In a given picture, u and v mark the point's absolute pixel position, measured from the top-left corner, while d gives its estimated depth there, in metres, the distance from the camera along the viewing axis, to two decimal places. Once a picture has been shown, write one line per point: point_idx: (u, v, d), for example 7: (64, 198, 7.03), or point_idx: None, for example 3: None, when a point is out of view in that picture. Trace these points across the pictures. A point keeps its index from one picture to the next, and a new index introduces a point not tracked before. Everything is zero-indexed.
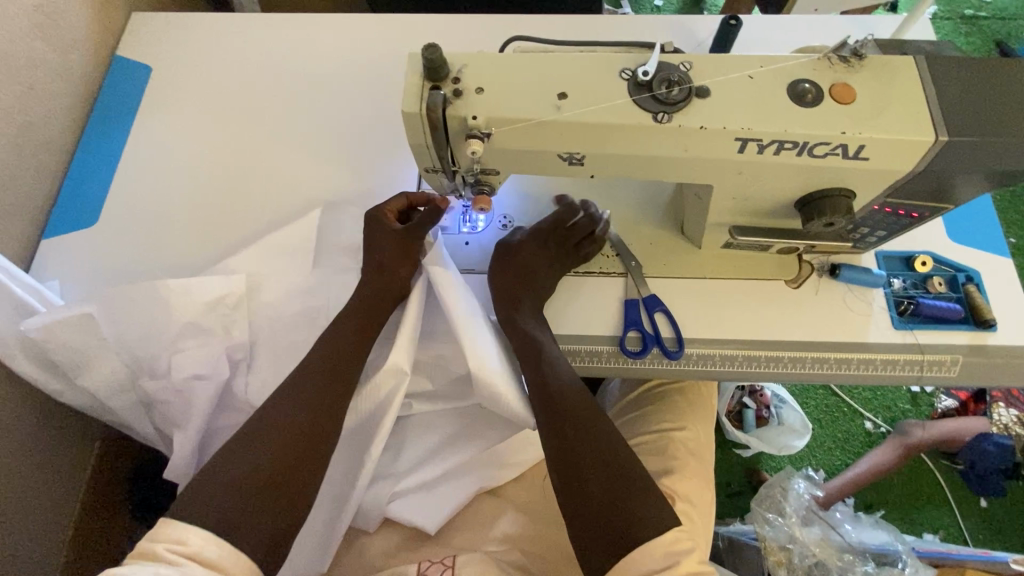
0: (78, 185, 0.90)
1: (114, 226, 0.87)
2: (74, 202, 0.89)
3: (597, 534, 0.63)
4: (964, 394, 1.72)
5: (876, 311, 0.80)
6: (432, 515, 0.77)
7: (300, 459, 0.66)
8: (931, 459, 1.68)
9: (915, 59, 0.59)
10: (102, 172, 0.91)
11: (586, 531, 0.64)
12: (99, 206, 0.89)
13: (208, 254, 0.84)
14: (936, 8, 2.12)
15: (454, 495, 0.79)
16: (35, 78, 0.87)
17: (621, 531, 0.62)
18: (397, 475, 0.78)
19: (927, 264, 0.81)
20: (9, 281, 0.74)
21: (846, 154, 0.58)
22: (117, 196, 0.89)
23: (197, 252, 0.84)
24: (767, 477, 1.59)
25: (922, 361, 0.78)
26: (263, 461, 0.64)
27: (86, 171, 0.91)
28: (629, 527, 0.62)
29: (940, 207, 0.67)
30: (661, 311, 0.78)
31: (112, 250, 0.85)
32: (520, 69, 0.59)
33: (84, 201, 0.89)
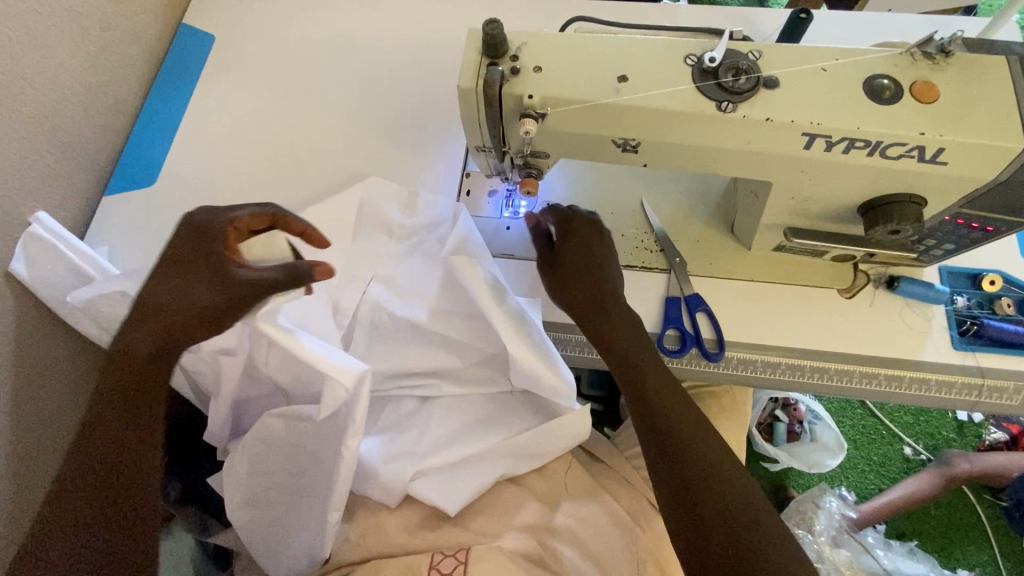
0: (140, 147, 0.94)
1: (170, 188, 0.90)
2: (135, 163, 0.93)
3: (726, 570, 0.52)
4: (1015, 428, 1.62)
5: (934, 330, 0.75)
6: (453, 496, 0.72)
7: (122, 482, 0.56)
8: (973, 493, 1.59)
9: (1008, 60, 0.55)
10: (162, 136, 0.94)
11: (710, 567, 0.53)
12: (157, 169, 0.92)
13: None
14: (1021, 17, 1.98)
15: (476, 478, 0.74)
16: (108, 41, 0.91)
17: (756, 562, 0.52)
18: (419, 454, 0.75)
19: (996, 284, 0.76)
20: (64, 248, 0.79)
21: (922, 157, 0.55)
22: (175, 159, 0.92)
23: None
24: (794, 494, 1.54)
25: (981, 385, 0.73)
26: (86, 461, 0.56)
27: (148, 134, 0.95)
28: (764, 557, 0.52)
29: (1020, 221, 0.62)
30: (703, 311, 0.76)
31: (167, 211, 0.88)
32: (580, 49, 0.57)
33: (143, 162, 0.92)
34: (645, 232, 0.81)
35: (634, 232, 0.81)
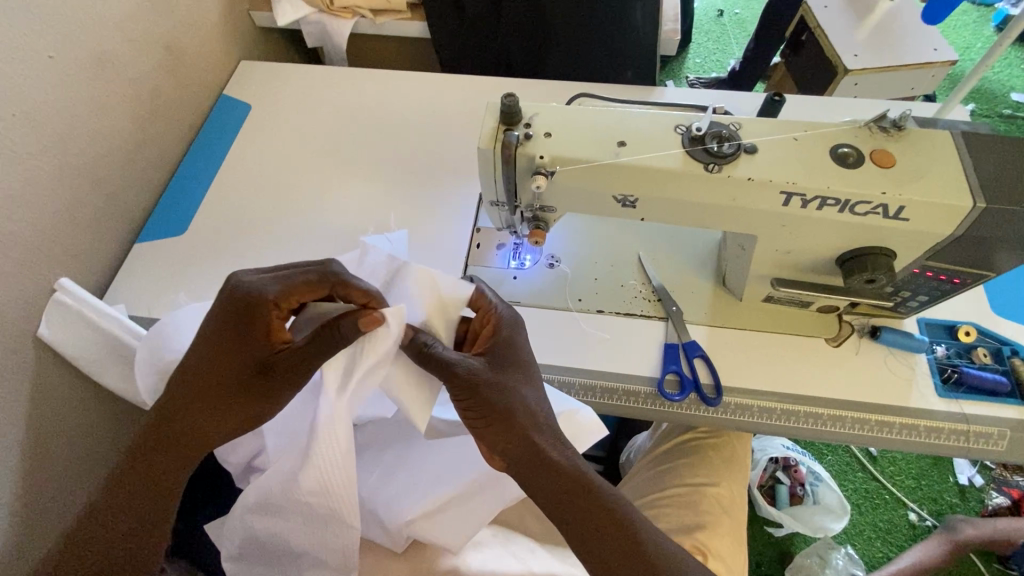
0: (172, 200, 1.01)
1: (197, 236, 0.96)
2: (166, 214, 0.99)
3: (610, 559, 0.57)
4: (1017, 493, 1.61)
5: (918, 377, 0.80)
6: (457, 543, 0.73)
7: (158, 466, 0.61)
8: (983, 562, 1.57)
9: (951, 135, 0.64)
10: (194, 190, 1.02)
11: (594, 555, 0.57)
12: (187, 219, 0.98)
13: (277, 269, 0.91)
14: (976, 106, 2.20)
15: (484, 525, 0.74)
16: (156, 108, 1.01)
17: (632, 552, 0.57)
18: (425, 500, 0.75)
19: (971, 335, 0.81)
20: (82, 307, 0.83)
21: (886, 214, 0.62)
22: (204, 211, 0.99)
23: (270, 268, 0.91)
24: (799, 560, 1.49)
25: (968, 431, 0.77)
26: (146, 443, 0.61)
27: (181, 188, 1.02)
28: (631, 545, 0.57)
29: (982, 274, 0.69)
30: (700, 357, 0.80)
31: (191, 257, 0.93)
32: (584, 119, 0.66)
33: (178, 214, 0.99)
34: (644, 283, 0.87)
35: (633, 283, 0.87)
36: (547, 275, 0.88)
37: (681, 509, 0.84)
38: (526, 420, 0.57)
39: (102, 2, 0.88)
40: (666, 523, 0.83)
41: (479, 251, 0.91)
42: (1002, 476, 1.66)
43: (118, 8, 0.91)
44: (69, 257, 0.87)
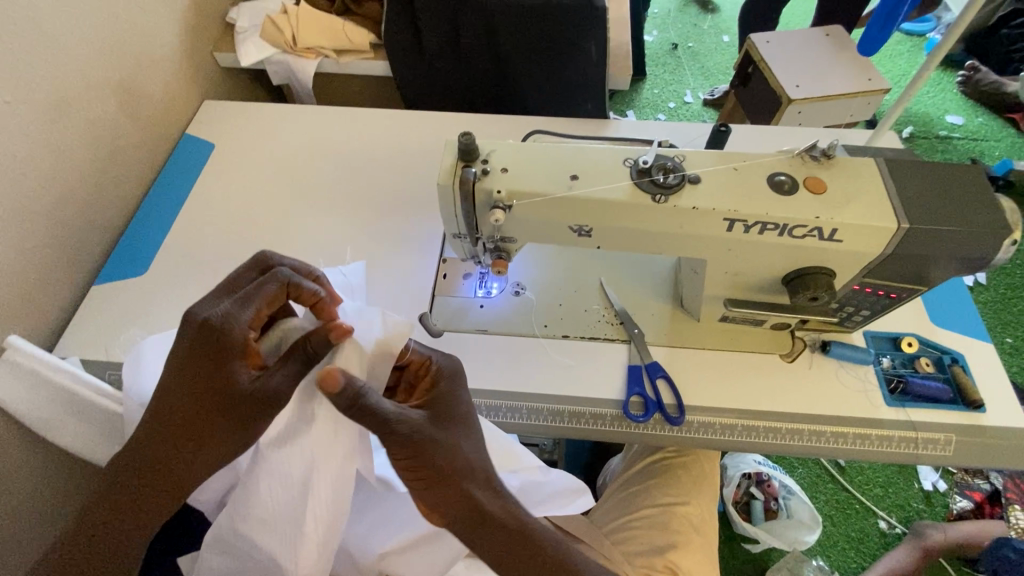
0: (131, 240, 1.00)
1: (158, 275, 0.94)
2: (125, 253, 0.98)
3: None
4: (978, 495, 1.67)
5: (868, 388, 0.83)
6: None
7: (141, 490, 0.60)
8: (952, 565, 1.61)
9: (875, 162, 0.69)
10: (155, 229, 1.01)
11: None
12: (148, 259, 0.97)
13: None
14: (913, 129, 2.35)
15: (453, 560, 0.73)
16: (117, 150, 1.01)
17: None
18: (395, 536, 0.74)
19: (913, 345, 0.86)
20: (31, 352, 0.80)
21: (821, 236, 0.67)
22: (165, 250, 0.98)
23: None
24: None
25: (916, 438, 0.80)
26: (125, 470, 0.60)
27: (141, 228, 1.01)
28: None
29: (914, 288, 0.74)
30: (662, 378, 0.83)
31: (152, 297, 0.92)
32: (538, 155, 0.69)
33: (138, 254, 0.98)
34: (606, 307, 0.89)
35: (596, 308, 0.90)
36: (512, 303, 0.90)
37: (653, 530, 0.85)
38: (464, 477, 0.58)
39: (61, 49, 0.88)
40: (638, 545, 0.83)
41: (445, 281, 0.93)
42: (963, 479, 1.72)
43: (78, 55, 0.91)
44: (22, 302, 0.85)
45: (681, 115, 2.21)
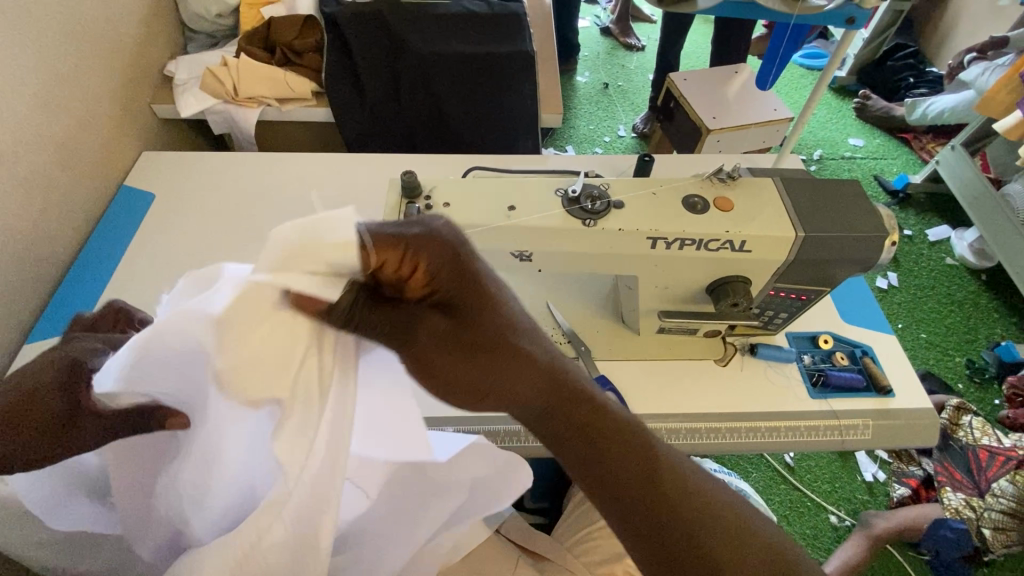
0: (67, 294, 0.97)
1: None
2: (61, 308, 0.95)
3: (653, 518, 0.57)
4: (915, 482, 1.79)
5: (793, 383, 0.92)
6: None
7: None
8: (899, 551, 1.71)
9: (773, 181, 0.79)
10: (94, 281, 0.98)
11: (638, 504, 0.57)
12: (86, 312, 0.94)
13: None
14: (822, 152, 2.61)
15: None
16: (51, 206, 0.99)
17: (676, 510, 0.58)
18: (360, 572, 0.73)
19: (829, 341, 0.96)
20: None
21: (733, 247, 0.75)
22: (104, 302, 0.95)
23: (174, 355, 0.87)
24: None
25: (839, 425, 0.89)
26: None
27: (79, 281, 0.98)
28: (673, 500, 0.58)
29: (820, 289, 0.83)
30: (610, 390, 0.87)
31: None
32: (476, 189, 0.75)
33: (75, 308, 0.95)
34: (554, 328, 0.94)
35: (544, 328, 0.94)
36: None
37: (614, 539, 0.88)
38: (523, 366, 0.55)
39: None
40: (599, 555, 0.86)
41: None
42: (899, 468, 1.84)
43: (9, 112, 0.90)
44: None
45: (615, 147, 2.36)
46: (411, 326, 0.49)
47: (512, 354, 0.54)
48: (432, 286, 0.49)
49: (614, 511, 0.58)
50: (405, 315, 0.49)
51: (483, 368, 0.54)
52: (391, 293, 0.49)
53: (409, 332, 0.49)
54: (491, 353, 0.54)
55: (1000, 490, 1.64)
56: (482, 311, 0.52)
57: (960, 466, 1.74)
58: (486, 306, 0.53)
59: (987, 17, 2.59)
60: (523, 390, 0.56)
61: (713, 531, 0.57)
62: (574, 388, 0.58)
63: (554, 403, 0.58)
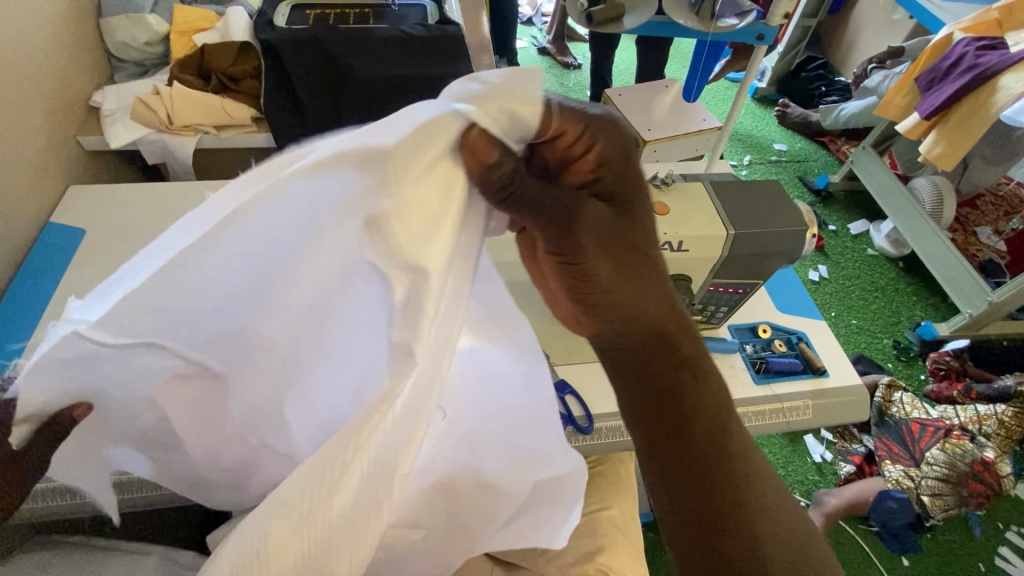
0: None
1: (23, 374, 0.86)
2: None
3: (699, 502, 0.59)
4: (858, 458, 1.91)
5: (738, 372, 0.98)
6: None
7: None
8: (850, 526, 1.81)
9: (704, 185, 0.85)
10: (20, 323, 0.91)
11: (693, 485, 0.59)
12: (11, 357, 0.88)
13: None
14: (751, 157, 2.79)
15: None
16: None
17: (727, 501, 0.59)
18: None
19: (767, 331, 1.03)
20: None
21: (673, 248, 0.79)
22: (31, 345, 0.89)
23: None
24: None
25: (783, 408, 0.95)
26: None
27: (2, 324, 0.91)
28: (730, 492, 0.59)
29: (754, 282, 0.89)
30: (570, 394, 0.91)
31: None
32: None
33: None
34: None
35: None
36: None
37: (583, 539, 0.90)
38: (656, 282, 0.57)
39: None
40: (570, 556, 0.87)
41: None
42: (844, 447, 1.97)
43: None
44: None
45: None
46: (573, 209, 0.51)
47: (650, 262, 0.57)
48: (600, 172, 0.51)
49: (676, 456, 0.59)
50: (573, 201, 0.50)
51: (618, 275, 0.54)
52: (556, 169, 0.52)
53: (571, 217, 0.50)
54: (635, 262, 0.55)
55: (933, 458, 1.78)
56: (638, 206, 0.55)
57: (896, 439, 1.88)
58: (636, 210, 0.54)
59: (882, 32, 2.87)
60: (647, 311, 0.57)
61: (756, 493, 0.60)
62: (686, 324, 0.60)
63: (665, 336, 0.58)
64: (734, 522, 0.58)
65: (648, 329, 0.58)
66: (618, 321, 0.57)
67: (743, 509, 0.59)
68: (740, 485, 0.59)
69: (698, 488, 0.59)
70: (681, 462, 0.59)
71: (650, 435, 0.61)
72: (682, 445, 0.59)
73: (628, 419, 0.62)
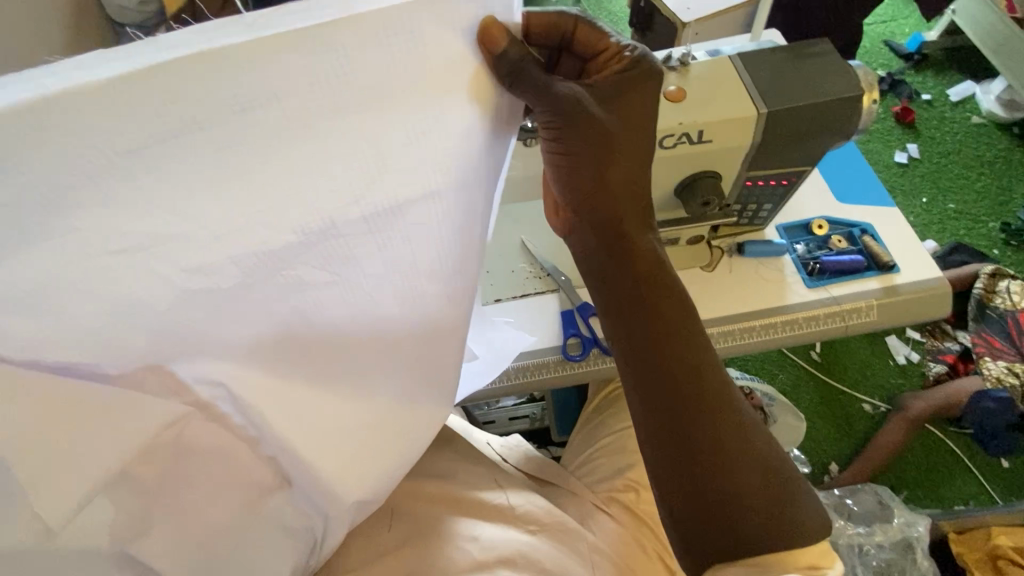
0: None
1: None
2: None
3: (700, 495, 0.60)
4: (951, 358, 1.74)
5: (788, 276, 0.87)
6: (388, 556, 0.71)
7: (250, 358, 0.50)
8: (939, 429, 1.68)
9: (731, 60, 0.71)
10: None
11: (687, 481, 0.60)
12: None
13: None
14: None
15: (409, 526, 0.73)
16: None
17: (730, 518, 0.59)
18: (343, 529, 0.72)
19: (823, 227, 0.90)
20: None
21: (691, 140, 0.68)
22: None
23: None
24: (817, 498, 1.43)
25: (841, 312, 0.84)
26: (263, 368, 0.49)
27: None
28: (734, 509, 0.59)
29: (800, 170, 0.77)
30: (594, 315, 0.87)
31: None
32: None
33: None
34: (532, 264, 0.94)
35: (522, 266, 0.94)
36: None
37: (614, 455, 0.88)
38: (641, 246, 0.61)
39: None
40: (600, 474, 0.86)
41: None
42: (934, 346, 1.79)
43: None
44: None
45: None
46: (605, 130, 0.53)
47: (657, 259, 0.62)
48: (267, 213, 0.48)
49: (696, 392, 0.60)
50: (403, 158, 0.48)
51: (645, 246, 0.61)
52: None
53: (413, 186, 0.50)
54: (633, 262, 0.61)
55: None
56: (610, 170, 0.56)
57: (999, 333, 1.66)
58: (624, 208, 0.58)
59: None
60: (650, 272, 0.61)
61: (741, 422, 0.61)
62: (665, 279, 0.62)
63: (665, 288, 0.61)
64: (732, 516, 0.59)
65: (653, 282, 0.61)
66: (620, 258, 0.61)
67: (730, 456, 0.60)
68: (736, 420, 0.61)
69: (687, 434, 0.60)
70: (694, 408, 0.60)
71: (690, 388, 0.60)
72: (694, 397, 0.60)
73: (636, 393, 0.62)
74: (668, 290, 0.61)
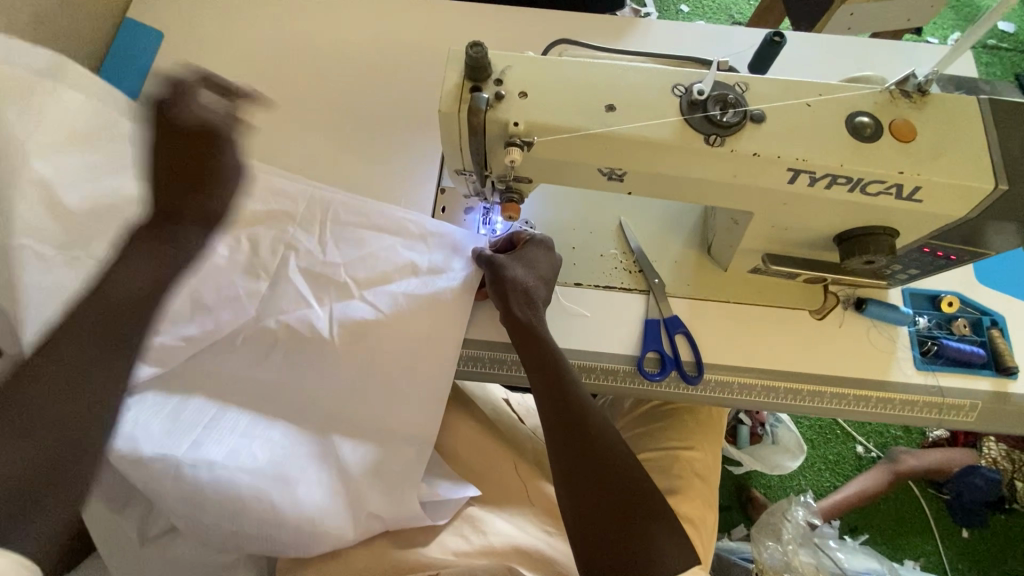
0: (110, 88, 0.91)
1: None
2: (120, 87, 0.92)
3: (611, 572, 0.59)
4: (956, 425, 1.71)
5: (899, 351, 0.78)
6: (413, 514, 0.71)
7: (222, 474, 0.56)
8: (918, 488, 1.69)
9: (981, 104, 0.56)
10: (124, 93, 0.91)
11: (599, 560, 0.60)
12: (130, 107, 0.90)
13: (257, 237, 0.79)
14: None
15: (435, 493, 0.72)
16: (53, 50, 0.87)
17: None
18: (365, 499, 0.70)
19: (954, 305, 0.80)
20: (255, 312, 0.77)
21: (899, 195, 0.55)
22: None
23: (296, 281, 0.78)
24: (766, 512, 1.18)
25: (942, 405, 0.76)
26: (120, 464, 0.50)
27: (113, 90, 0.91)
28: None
29: (978, 251, 0.62)
30: (681, 334, 0.77)
31: None
32: (563, 76, 0.56)
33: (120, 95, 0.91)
34: (625, 252, 0.83)
35: (612, 252, 0.83)
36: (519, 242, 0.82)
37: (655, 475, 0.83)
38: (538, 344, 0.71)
39: None
40: None
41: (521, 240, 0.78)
42: None
43: None
44: None
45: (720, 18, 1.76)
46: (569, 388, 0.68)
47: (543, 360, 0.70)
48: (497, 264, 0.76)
49: (607, 508, 0.60)
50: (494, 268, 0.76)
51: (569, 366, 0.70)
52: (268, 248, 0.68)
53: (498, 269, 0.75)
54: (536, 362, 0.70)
55: None
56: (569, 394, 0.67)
57: None
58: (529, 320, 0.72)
59: None
60: (580, 397, 0.67)
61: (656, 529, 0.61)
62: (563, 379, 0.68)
63: (550, 403, 0.67)
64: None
65: (545, 400, 0.68)
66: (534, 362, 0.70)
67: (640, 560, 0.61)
68: (668, 516, 0.61)
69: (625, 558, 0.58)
70: (602, 531, 0.59)
71: (583, 504, 0.61)
72: (628, 519, 0.60)
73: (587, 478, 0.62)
74: (591, 416, 0.66)
